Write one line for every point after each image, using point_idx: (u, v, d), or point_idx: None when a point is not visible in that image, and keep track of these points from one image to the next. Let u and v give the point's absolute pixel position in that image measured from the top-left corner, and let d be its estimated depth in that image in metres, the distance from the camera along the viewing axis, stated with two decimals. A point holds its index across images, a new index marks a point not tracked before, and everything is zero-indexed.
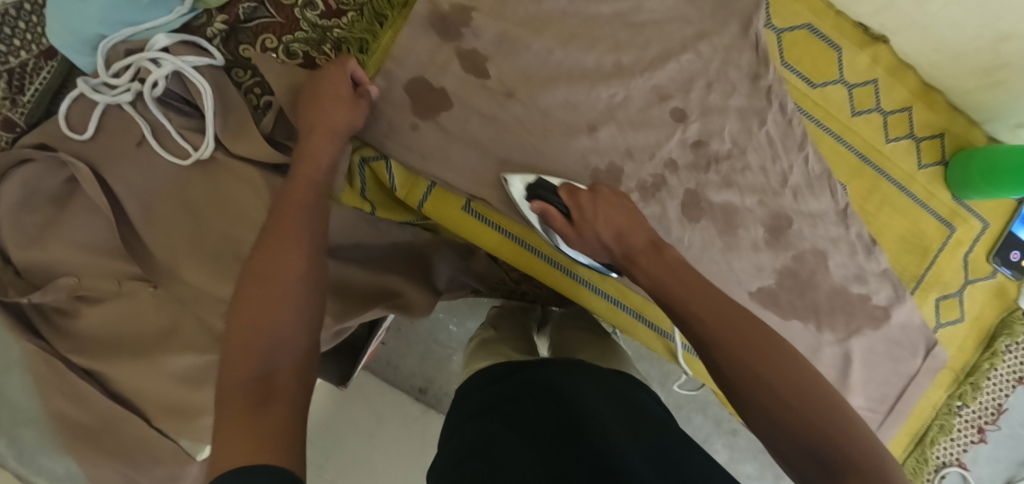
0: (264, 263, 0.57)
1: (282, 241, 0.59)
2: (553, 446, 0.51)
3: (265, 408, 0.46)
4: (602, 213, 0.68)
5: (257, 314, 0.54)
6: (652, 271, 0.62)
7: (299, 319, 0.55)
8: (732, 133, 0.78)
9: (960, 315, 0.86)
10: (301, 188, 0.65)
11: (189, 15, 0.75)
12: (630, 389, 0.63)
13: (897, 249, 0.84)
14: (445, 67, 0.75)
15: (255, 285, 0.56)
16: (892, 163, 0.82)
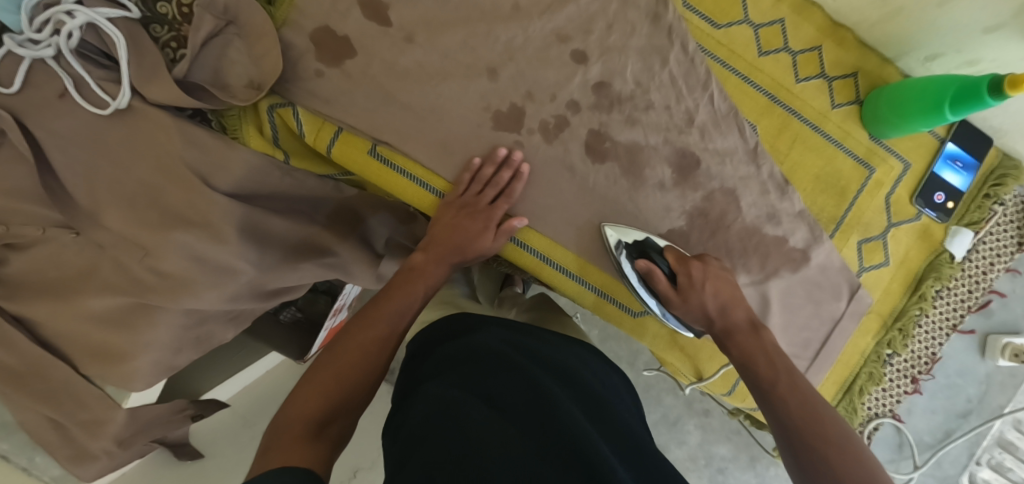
0: (363, 331, 0.70)
1: (371, 321, 0.71)
2: (517, 406, 0.59)
3: (312, 446, 0.59)
4: (711, 299, 0.73)
5: (347, 367, 0.67)
6: (746, 345, 0.70)
7: (367, 375, 0.68)
8: (634, 73, 0.79)
9: (885, 259, 0.84)
10: (421, 283, 0.76)
11: None
12: (578, 369, 0.70)
13: (813, 190, 0.82)
14: (347, 12, 0.77)
15: (351, 345, 0.69)
16: (803, 102, 0.81)
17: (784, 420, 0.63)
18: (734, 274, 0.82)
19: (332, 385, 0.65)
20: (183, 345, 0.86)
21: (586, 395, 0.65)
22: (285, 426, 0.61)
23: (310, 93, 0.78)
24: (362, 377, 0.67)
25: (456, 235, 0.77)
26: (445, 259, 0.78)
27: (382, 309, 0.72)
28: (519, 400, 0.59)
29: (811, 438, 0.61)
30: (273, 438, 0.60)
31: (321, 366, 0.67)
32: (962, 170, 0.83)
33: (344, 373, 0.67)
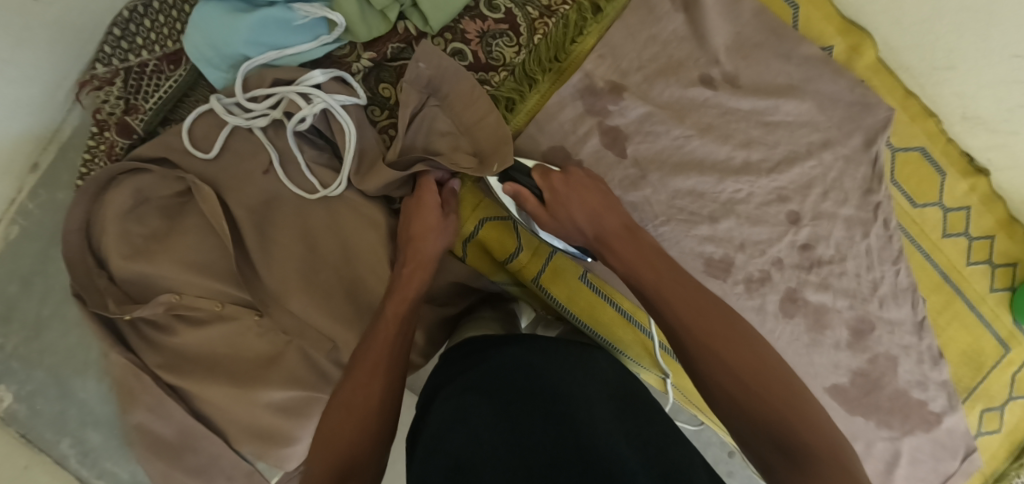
0: (358, 386, 0.59)
1: (375, 348, 0.63)
2: (532, 418, 0.52)
3: None
4: (585, 208, 0.68)
5: (343, 435, 0.56)
6: (625, 256, 0.65)
7: (377, 408, 0.59)
8: (837, 239, 0.82)
9: (999, 427, 0.93)
10: (408, 289, 0.68)
11: (333, 44, 0.73)
12: (605, 371, 0.62)
13: (957, 362, 0.90)
14: (587, 137, 0.76)
15: (348, 405, 0.58)
16: (969, 284, 0.88)
17: (678, 338, 0.59)
18: (876, 430, 0.89)
19: (331, 456, 0.54)
20: None
21: (607, 395, 0.57)
22: None
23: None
24: (359, 437, 0.56)
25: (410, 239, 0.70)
26: (415, 269, 0.69)
27: (373, 353, 0.62)
28: (535, 412, 0.52)
29: (738, 368, 0.56)
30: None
31: (318, 441, 0.57)
32: None
33: (341, 444, 0.56)
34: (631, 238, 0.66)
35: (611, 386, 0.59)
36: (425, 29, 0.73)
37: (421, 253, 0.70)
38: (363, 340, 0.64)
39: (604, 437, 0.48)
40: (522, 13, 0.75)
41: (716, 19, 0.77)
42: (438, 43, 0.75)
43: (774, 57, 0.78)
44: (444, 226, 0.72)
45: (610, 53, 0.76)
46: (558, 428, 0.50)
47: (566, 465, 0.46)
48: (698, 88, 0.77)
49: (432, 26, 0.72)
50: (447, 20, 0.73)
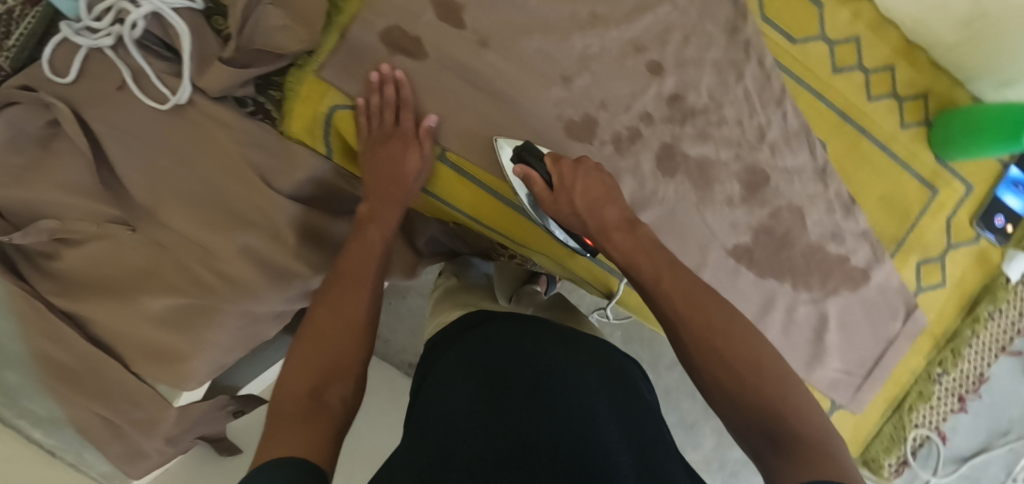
0: (348, 294, 0.66)
1: (359, 257, 0.70)
2: (515, 386, 0.56)
3: (311, 421, 0.53)
4: (575, 190, 0.64)
5: (325, 342, 0.61)
6: (624, 248, 0.63)
7: (360, 313, 0.65)
8: (708, 87, 0.78)
9: (941, 280, 0.85)
10: (384, 209, 0.73)
11: None
12: (598, 346, 0.66)
13: (878, 210, 0.83)
14: (422, 14, 0.75)
15: (333, 310, 0.64)
16: (873, 122, 0.81)
17: (686, 335, 0.57)
18: (796, 294, 0.82)
19: (316, 356, 0.60)
20: (238, 344, 0.81)
21: (591, 365, 0.60)
22: (277, 402, 0.55)
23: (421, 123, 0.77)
24: (345, 340, 0.62)
25: (385, 167, 0.73)
26: (391, 203, 0.73)
27: (355, 264, 0.69)
28: (521, 381, 0.57)
29: (735, 365, 0.55)
30: (270, 422, 0.53)
31: (304, 342, 0.61)
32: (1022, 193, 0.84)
33: (326, 347, 0.61)
34: (628, 234, 0.63)
35: (603, 363, 0.61)
36: None
37: (401, 189, 0.74)
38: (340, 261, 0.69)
39: (585, 412, 0.53)
40: None
41: None
42: None
43: None
44: (423, 160, 0.75)
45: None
46: (541, 398, 0.54)
47: (550, 433, 0.50)
48: None
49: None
50: None
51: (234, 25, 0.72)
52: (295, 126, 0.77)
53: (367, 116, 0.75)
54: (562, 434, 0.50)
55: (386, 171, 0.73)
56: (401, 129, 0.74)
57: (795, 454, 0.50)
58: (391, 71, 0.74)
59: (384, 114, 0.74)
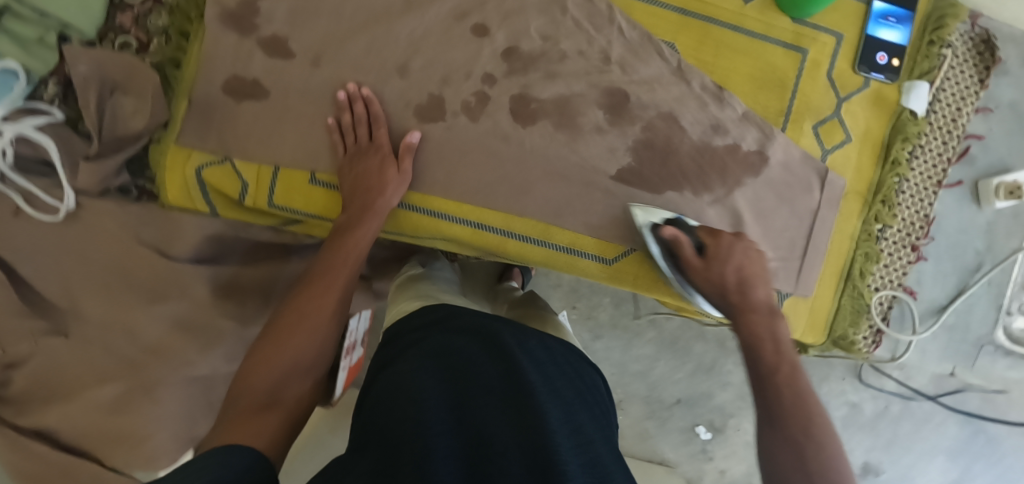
0: (313, 296, 0.65)
1: (334, 267, 0.68)
2: (483, 402, 0.48)
3: (261, 416, 0.54)
4: (731, 260, 0.69)
5: (286, 342, 0.61)
6: (754, 327, 0.63)
7: (327, 316, 0.64)
8: (539, 30, 0.78)
9: (845, 136, 0.82)
10: (359, 234, 0.71)
11: (27, 87, 0.77)
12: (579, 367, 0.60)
13: (752, 89, 0.81)
14: (251, 56, 0.77)
15: (301, 313, 0.63)
16: (715, 7, 0.80)
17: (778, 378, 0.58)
18: (699, 197, 0.80)
19: (274, 356, 0.60)
20: (196, 411, 0.81)
21: (568, 374, 0.56)
22: (233, 399, 0.56)
23: (305, 154, 0.78)
24: (306, 341, 0.62)
25: (362, 179, 0.73)
26: (371, 215, 0.72)
27: (331, 274, 0.67)
28: (489, 395, 0.49)
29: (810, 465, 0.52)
30: (222, 416, 0.54)
31: (269, 338, 0.61)
32: (897, 24, 0.81)
33: (287, 348, 0.61)
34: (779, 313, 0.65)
35: (568, 382, 0.55)
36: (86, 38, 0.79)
37: (383, 203, 0.73)
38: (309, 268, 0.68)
39: (587, 425, 0.49)
40: None
41: None
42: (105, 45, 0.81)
43: None
44: (400, 180, 0.75)
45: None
46: (507, 417, 0.46)
47: (562, 436, 0.45)
48: None
49: (87, 30, 0.78)
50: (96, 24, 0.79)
51: (92, 123, 0.75)
52: (173, 191, 0.79)
53: (341, 134, 0.77)
54: (574, 443, 0.45)
55: (366, 183, 0.73)
56: (375, 145, 0.75)
57: None
58: (358, 90, 0.76)
59: (359, 126, 0.76)
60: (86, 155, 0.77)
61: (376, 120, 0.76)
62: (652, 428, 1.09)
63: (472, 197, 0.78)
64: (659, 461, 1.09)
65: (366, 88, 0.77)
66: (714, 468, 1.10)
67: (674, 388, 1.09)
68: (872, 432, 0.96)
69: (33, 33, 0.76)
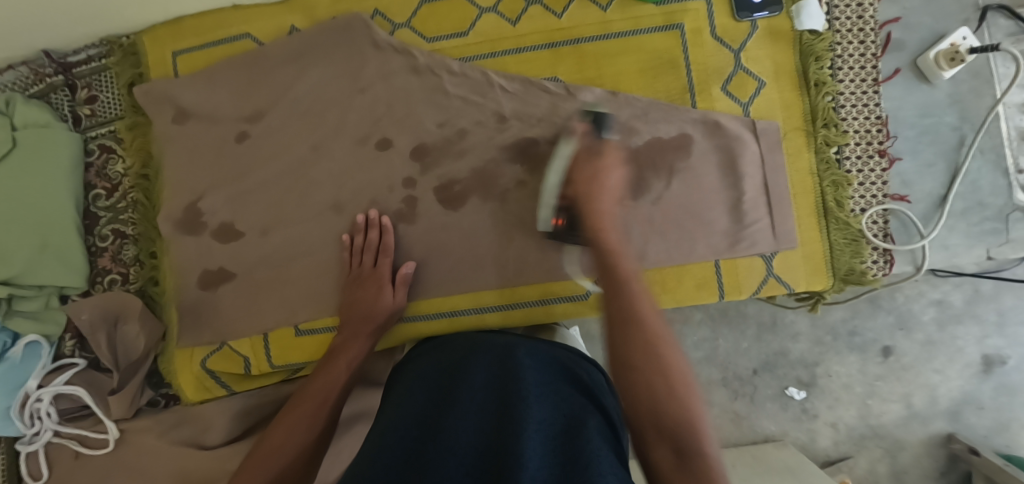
0: (295, 409, 0.69)
1: (317, 381, 0.72)
2: (477, 405, 0.52)
3: None
4: (606, 184, 0.66)
5: (274, 454, 0.66)
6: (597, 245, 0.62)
7: (304, 425, 0.68)
8: (434, 120, 0.83)
9: (759, 81, 0.80)
10: (346, 352, 0.74)
11: (54, 347, 0.88)
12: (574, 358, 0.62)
13: (646, 81, 0.81)
14: (208, 249, 0.86)
15: (281, 427, 0.68)
16: (579, 28, 0.82)
17: (629, 369, 0.55)
18: (644, 199, 0.80)
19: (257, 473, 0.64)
20: None
21: (569, 376, 0.58)
22: None
23: (284, 311, 0.84)
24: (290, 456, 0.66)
25: (362, 305, 0.78)
26: (355, 338, 0.76)
27: (312, 389, 0.71)
28: (483, 400, 0.52)
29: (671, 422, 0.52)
30: None
31: (258, 451, 0.67)
32: None
33: (276, 452, 0.66)
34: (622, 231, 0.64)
35: (562, 376, 0.57)
36: (81, 289, 0.88)
37: (370, 322, 0.77)
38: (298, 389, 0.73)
39: (572, 427, 0.51)
40: (120, 222, 0.90)
41: (202, 95, 0.86)
42: (98, 288, 0.90)
43: (263, 72, 0.85)
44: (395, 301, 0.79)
45: (172, 183, 0.86)
46: (497, 419, 0.50)
47: (533, 440, 0.47)
48: (237, 146, 0.86)
49: (79, 284, 0.87)
50: (82, 275, 0.88)
51: (107, 359, 0.85)
52: (186, 388, 0.87)
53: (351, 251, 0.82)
54: (545, 450, 0.47)
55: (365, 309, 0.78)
56: (377, 270, 0.80)
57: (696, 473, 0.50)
58: (377, 216, 0.82)
59: (363, 257, 0.81)
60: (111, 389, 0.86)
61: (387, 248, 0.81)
62: (745, 409, 0.98)
63: (439, 288, 0.82)
64: (765, 438, 0.98)
65: (384, 217, 0.82)
66: (824, 423, 0.97)
67: (746, 360, 0.98)
68: (973, 320, 0.94)
69: (38, 303, 0.86)
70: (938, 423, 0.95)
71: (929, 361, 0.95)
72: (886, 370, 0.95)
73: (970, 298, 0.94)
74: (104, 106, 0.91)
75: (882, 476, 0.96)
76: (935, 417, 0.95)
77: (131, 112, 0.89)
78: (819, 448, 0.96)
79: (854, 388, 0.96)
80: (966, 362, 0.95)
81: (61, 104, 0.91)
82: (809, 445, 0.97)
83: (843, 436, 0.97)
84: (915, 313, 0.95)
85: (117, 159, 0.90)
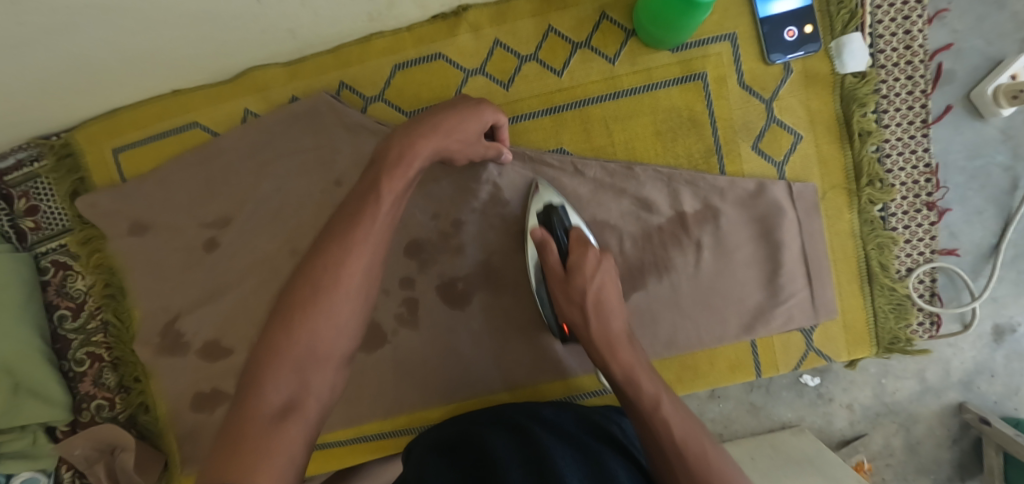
0: (308, 301, 0.53)
1: (349, 245, 0.55)
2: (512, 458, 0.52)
3: (277, 427, 0.48)
4: (587, 299, 0.61)
5: (310, 326, 0.52)
6: (626, 357, 0.59)
7: (334, 323, 0.53)
8: (426, 212, 0.73)
9: (793, 133, 0.71)
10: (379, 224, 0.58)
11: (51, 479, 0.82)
12: (579, 417, 0.63)
13: (664, 144, 0.72)
14: (196, 369, 0.78)
15: (312, 297, 0.53)
16: (582, 87, 0.72)
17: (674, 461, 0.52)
18: (667, 279, 0.72)
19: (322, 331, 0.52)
20: None
21: (569, 437, 0.58)
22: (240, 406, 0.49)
23: None
24: (332, 335, 0.53)
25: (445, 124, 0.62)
26: (350, 251, 0.55)
27: (339, 269, 0.54)
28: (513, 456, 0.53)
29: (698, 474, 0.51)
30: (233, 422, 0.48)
31: (288, 311, 0.53)
32: None
33: (332, 320, 0.52)
34: (634, 349, 0.59)
35: (582, 437, 0.59)
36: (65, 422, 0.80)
37: (343, 279, 0.54)
38: (239, 389, 0.50)
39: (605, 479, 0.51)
40: (92, 345, 0.81)
41: (158, 202, 0.76)
42: (84, 416, 0.82)
43: (221, 169, 0.75)
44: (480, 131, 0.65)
45: (143, 301, 0.78)
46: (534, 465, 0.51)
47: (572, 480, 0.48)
48: (209, 256, 0.76)
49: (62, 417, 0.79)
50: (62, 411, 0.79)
51: None
52: None
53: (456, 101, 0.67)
54: None
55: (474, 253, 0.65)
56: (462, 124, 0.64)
57: None
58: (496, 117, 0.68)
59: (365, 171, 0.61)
60: None
61: (464, 134, 0.63)
62: (761, 399, 0.87)
63: (451, 395, 0.75)
64: (781, 425, 0.87)
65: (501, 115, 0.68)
66: (841, 406, 0.86)
67: None
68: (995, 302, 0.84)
69: (24, 443, 0.79)
70: (951, 393, 0.85)
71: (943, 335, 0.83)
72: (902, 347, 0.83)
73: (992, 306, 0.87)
74: (49, 218, 0.79)
75: (896, 450, 0.86)
76: (947, 387, 0.84)
77: (80, 224, 0.78)
78: (835, 430, 0.86)
79: (869, 368, 0.86)
80: (976, 332, 0.83)
81: None
82: (824, 428, 0.87)
83: (858, 415, 0.86)
84: None
85: (76, 275, 0.80)
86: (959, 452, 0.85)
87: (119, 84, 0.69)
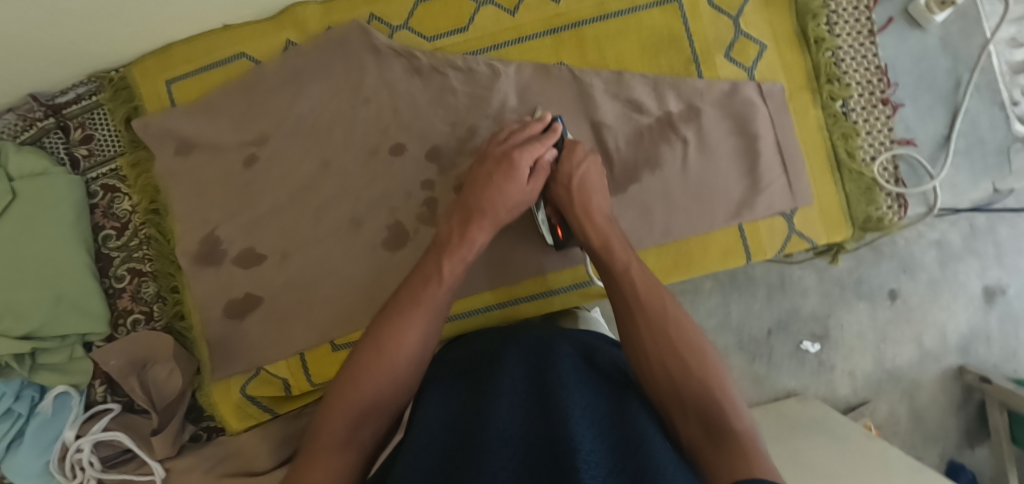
0: (368, 349, 0.55)
1: (412, 311, 0.57)
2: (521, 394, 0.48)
3: (334, 459, 0.49)
4: (573, 179, 0.71)
5: (378, 368, 0.53)
6: (601, 230, 0.67)
7: (394, 377, 0.54)
8: (443, 120, 0.83)
9: (760, 43, 0.82)
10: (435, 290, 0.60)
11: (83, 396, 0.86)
12: (595, 338, 0.59)
13: (650, 58, 0.82)
14: (230, 277, 0.84)
15: (374, 347, 0.55)
16: (577, 11, 0.83)
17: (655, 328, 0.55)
18: (659, 172, 0.81)
19: (381, 378, 0.53)
20: None
21: (604, 370, 0.53)
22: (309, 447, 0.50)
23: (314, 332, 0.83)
24: (391, 386, 0.54)
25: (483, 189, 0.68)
26: (409, 319, 0.56)
27: (397, 324, 0.56)
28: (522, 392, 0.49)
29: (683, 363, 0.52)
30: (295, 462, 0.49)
31: (353, 362, 0.54)
32: None
33: (389, 372, 0.54)
34: (609, 221, 0.68)
35: (614, 371, 0.53)
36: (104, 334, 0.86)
37: (401, 342, 0.55)
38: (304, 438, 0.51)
39: (630, 438, 0.44)
40: (134, 261, 0.88)
41: (202, 124, 0.85)
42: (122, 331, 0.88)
43: (261, 94, 0.85)
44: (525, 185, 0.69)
45: (185, 214, 0.85)
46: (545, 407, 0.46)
47: (584, 433, 0.42)
48: (247, 170, 0.85)
49: (102, 326, 0.85)
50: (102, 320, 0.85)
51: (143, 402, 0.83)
52: (229, 416, 0.86)
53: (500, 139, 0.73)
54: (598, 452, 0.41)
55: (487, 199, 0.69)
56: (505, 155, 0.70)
57: (726, 445, 0.46)
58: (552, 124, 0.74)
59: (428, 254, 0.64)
60: (154, 430, 0.84)
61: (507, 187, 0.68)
62: (763, 371, 0.96)
63: (469, 288, 0.82)
64: (786, 395, 0.95)
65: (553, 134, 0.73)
66: (841, 373, 0.95)
67: (760, 320, 0.95)
68: (971, 256, 0.93)
69: (62, 356, 0.84)
70: (950, 359, 0.95)
71: (935, 300, 0.94)
72: (895, 313, 0.94)
73: (968, 234, 0.93)
74: (101, 145, 0.88)
75: (902, 418, 0.95)
76: (946, 353, 0.94)
77: (131, 148, 0.87)
78: (840, 397, 0.95)
79: (867, 335, 0.95)
80: (968, 296, 0.94)
81: (54, 147, 0.88)
82: (829, 395, 0.96)
83: (860, 382, 0.95)
84: (917, 254, 0.93)
85: (123, 197, 0.89)
86: (965, 417, 0.95)
87: (177, 14, 0.80)
